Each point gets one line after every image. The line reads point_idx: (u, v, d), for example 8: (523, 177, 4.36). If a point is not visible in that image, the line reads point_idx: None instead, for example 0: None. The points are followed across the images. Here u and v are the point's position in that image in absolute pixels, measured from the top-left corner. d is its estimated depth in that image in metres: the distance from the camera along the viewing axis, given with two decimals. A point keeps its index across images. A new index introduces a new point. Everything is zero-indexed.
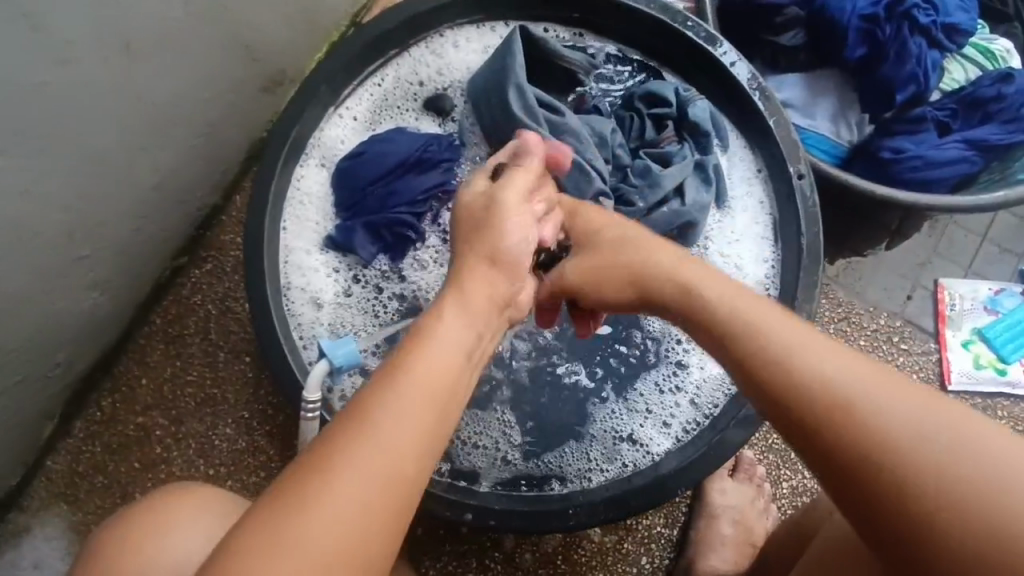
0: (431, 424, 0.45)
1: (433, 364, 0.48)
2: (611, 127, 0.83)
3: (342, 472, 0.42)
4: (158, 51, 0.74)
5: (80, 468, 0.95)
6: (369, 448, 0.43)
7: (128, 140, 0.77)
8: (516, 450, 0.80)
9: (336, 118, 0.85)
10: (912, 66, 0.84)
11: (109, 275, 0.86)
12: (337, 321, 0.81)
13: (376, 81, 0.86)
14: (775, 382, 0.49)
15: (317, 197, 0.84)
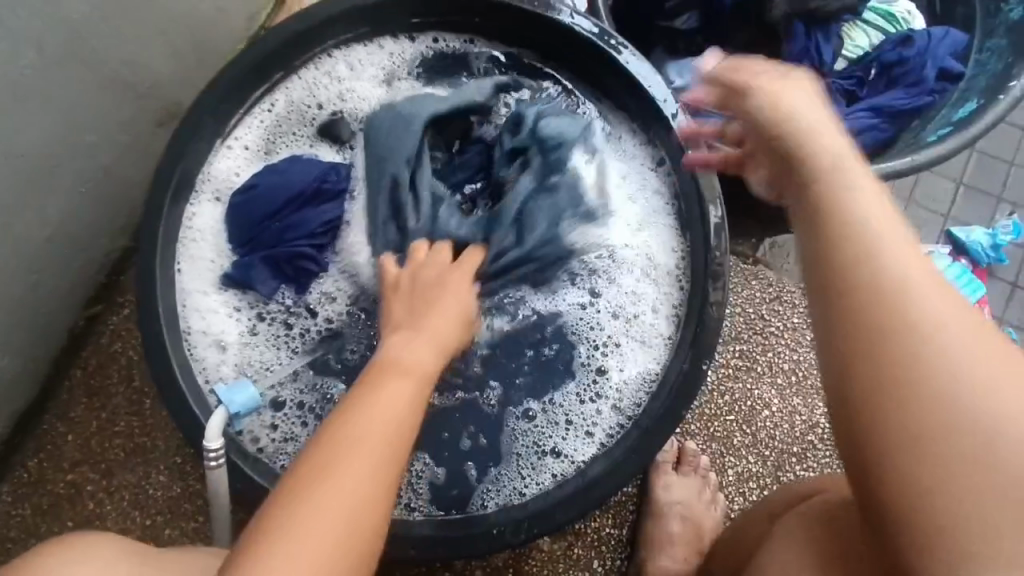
0: (378, 460, 0.50)
1: (379, 404, 0.52)
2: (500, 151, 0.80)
3: (321, 496, 0.47)
4: (19, 101, 0.71)
5: (11, 533, 0.92)
6: (327, 488, 0.48)
7: (3, 196, 0.75)
8: (433, 476, 0.77)
9: (228, 151, 0.82)
10: (802, 42, 0.84)
11: (9, 334, 0.83)
12: (243, 361, 0.79)
13: (266, 107, 0.84)
14: (857, 272, 0.47)
15: (211, 234, 0.81)
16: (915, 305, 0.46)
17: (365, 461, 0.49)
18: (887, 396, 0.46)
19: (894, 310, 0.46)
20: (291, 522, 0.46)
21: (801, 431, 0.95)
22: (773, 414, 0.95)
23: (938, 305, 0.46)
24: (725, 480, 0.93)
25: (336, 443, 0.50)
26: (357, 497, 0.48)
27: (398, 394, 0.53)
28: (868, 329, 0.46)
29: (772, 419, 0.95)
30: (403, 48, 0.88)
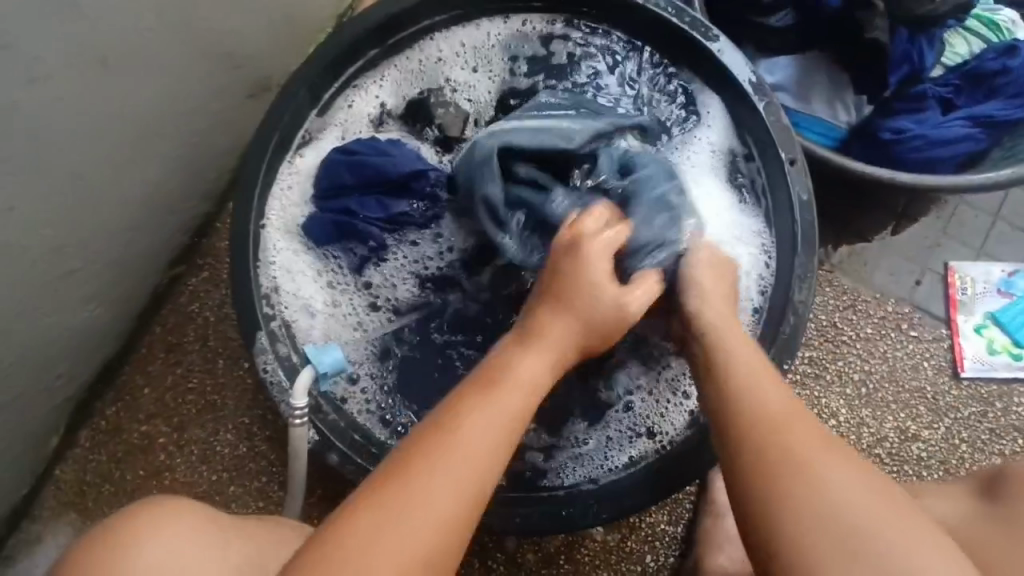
0: (469, 492, 0.51)
1: (479, 426, 0.54)
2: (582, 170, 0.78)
3: (414, 505, 0.49)
4: (135, 64, 0.75)
5: (87, 476, 0.97)
6: (431, 498, 0.49)
7: (110, 153, 0.78)
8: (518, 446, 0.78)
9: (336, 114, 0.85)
10: (904, 47, 0.83)
11: (104, 288, 0.87)
12: (328, 328, 0.82)
13: (377, 80, 0.86)
14: (782, 431, 0.55)
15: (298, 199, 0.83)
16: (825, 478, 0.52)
17: (467, 471, 0.51)
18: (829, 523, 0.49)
19: (761, 426, 0.56)
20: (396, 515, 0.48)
21: (868, 444, 0.93)
22: (840, 424, 0.93)
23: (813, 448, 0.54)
24: None
25: (447, 441, 0.52)
26: (449, 507, 0.49)
27: (500, 425, 0.55)
28: (758, 445, 0.55)
29: (839, 429, 0.93)
30: (512, 31, 0.88)
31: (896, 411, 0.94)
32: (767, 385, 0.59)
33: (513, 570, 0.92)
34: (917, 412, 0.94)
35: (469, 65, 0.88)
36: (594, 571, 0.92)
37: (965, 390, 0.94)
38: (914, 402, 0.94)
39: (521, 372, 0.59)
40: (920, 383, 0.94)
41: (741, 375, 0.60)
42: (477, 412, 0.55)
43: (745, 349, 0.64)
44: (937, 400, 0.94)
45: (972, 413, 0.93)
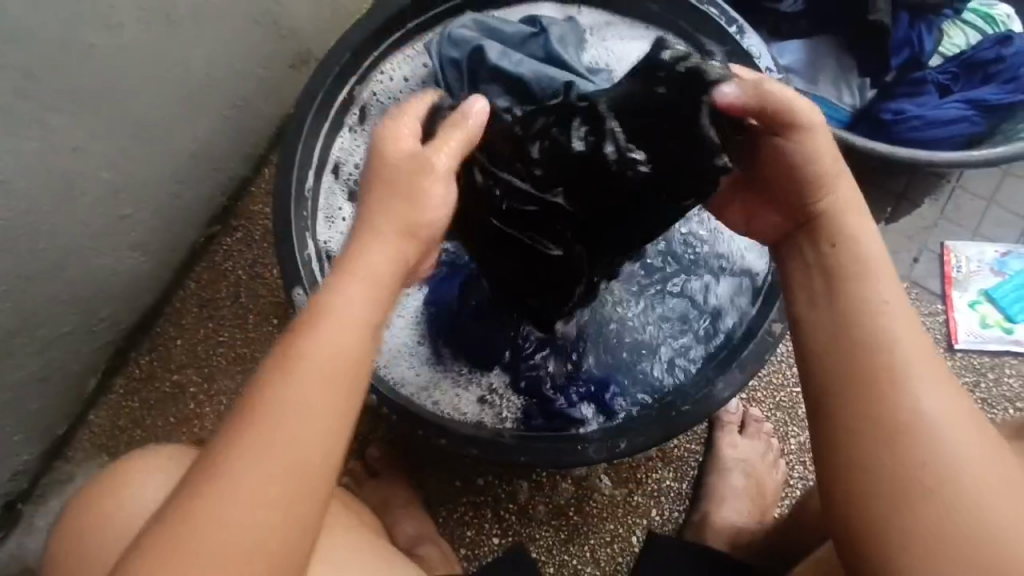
0: (327, 433, 0.48)
1: (326, 348, 0.49)
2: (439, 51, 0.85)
3: (263, 460, 0.46)
4: (195, 22, 0.80)
5: (120, 422, 1.01)
6: (270, 445, 0.46)
7: (166, 105, 0.83)
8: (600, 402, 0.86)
9: (333, 237, 0.89)
10: (904, 32, 0.90)
11: (150, 237, 0.92)
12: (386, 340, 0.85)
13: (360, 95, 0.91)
14: (858, 329, 0.55)
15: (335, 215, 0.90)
16: (895, 371, 0.52)
17: (292, 456, 0.46)
18: (887, 430, 0.50)
19: (884, 372, 0.52)
20: (220, 500, 0.44)
21: None
22: None
23: (931, 387, 0.51)
24: (786, 446, 0.98)
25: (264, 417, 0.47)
26: (291, 472, 0.46)
27: (355, 325, 0.51)
28: (874, 373, 0.53)
29: None
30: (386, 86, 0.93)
31: None
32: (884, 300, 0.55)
33: (523, 520, 0.96)
34: None
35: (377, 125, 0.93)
36: (602, 523, 0.96)
37: (959, 360, 0.99)
38: None
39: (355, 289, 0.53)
40: None
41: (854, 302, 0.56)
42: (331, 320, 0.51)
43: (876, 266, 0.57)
44: None
45: (965, 383, 0.98)
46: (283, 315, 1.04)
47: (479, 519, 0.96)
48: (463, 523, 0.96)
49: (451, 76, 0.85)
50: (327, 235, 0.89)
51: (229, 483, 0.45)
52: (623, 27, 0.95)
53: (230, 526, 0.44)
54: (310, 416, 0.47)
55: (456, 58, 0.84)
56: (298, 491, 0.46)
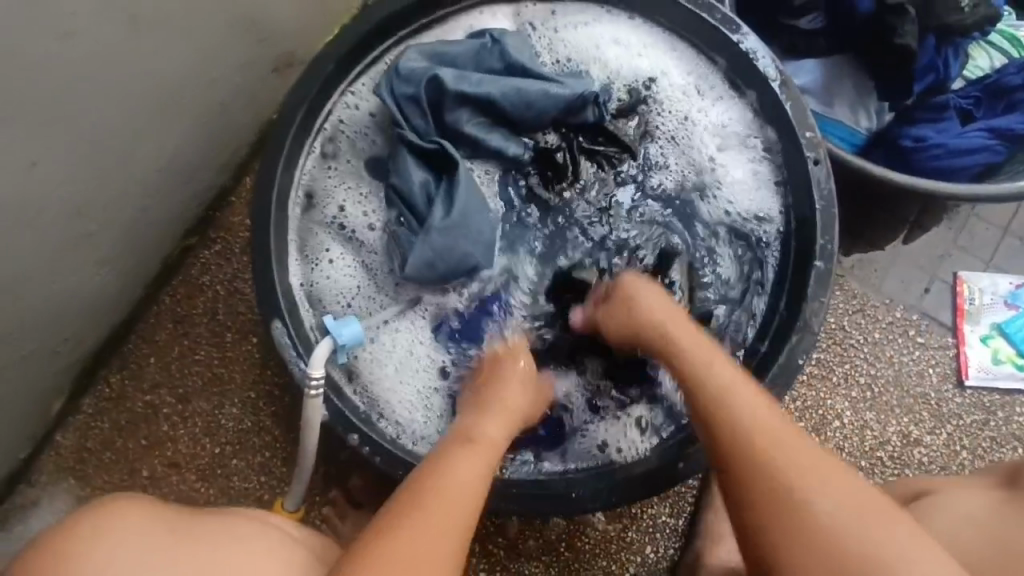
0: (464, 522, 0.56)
1: (466, 465, 0.61)
2: (388, 90, 0.81)
3: (420, 537, 0.53)
4: (167, 27, 0.74)
5: (88, 444, 0.96)
6: (422, 522, 0.55)
7: (134, 115, 0.77)
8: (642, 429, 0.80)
9: (321, 284, 0.83)
10: (930, 56, 0.84)
11: (119, 252, 0.87)
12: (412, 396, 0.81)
13: (321, 133, 0.84)
14: (721, 425, 0.61)
15: (326, 271, 0.83)
16: (774, 451, 0.57)
17: (445, 534, 0.54)
18: (768, 507, 0.55)
19: (779, 471, 0.56)
20: (385, 564, 0.51)
21: (871, 447, 0.94)
22: (844, 427, 0.94)
23: (779, 445, 0.58)
24: None
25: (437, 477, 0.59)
26: (442, 550, 0.54)
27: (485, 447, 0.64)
28: (749, 459, 0.58)
29: (843, 431, 0.94)
30: (354, 114, 0.85)
31: (900, 416, 0.95)
32: (733, 387, 0.63)
33: (513, 556, 0.92)
34: (920, 417, 0.95)
35: (358, 158, 0.85)
36: (593, 559, 0.92)
37: (968, 397, 0.95)
38: (918, 407, 0.95)
39: (486, 426, 0.67)
40: (924, 389, 0.95)
41: (709, 400, 0.63)
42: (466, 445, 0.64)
43: (719, 362, 0.66)
44: (940, 407, 0.95)
45: (974, 421, 0.95)
46: (263, 334, 0.99)
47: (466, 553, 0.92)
48: None
49: (410, 111, 0.81)
50: (312, 279, 0.83)
51: (389, 546, 0.53)
52: (571, 12, 0.88)
53: None
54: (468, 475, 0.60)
55: (413, 94, 0.81)
56: (442, 567, 0.53)
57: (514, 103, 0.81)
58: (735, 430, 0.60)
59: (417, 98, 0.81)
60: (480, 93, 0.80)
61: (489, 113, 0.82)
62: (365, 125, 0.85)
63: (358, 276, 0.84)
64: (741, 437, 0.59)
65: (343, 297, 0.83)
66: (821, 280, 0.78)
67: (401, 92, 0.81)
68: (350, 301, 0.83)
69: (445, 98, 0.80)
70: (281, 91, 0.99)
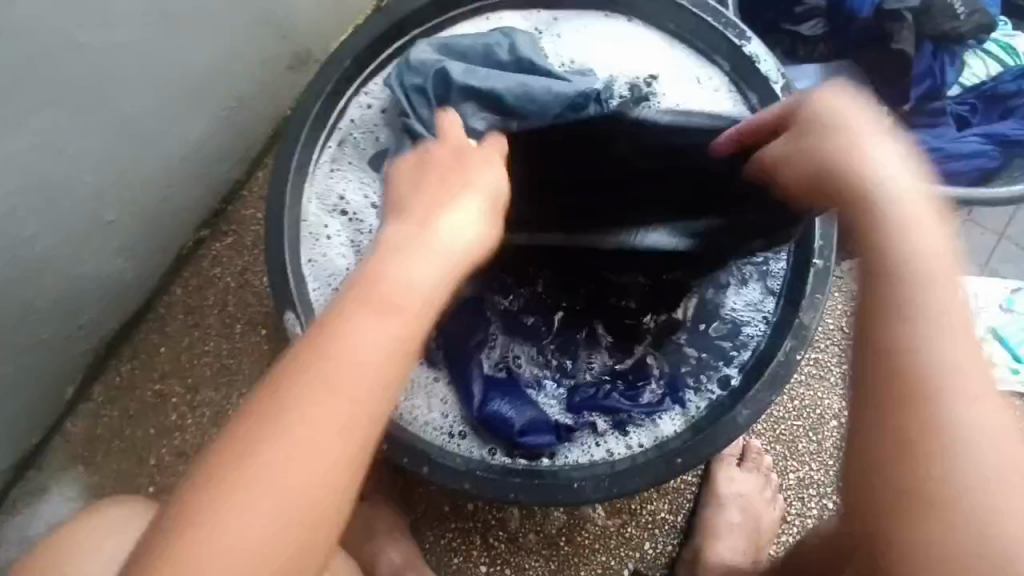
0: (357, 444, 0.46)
1: (353, 370, 0.46)
2: (399, 83, 0.82)
3: (288, 466, 0.45)
4: (192, 22, 0.77)
5: (98, 432, 0.97)
6: (281, 449, 0.45)
7: (157, 107, 0.79)
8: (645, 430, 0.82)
9: (318, 264, 0.84)
10: (926, 62, 0.86)
11: (136, 242, 0.89)
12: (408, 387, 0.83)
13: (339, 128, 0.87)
14: (893, 339, 0.48)
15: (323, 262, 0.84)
16: (920, 371, 0.46)
17: (319, 457, 0.45)
18: (871, 455, 0.47)
19: (932, 401, 0.45)
20: (247, 484, 0.44)
21: None
22: (841, 426, 0.96)
23: (918, 367, 0.46)
24: (785, 482, 0.95)
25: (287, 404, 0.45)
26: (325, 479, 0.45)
27: (371, 357, 0.47)
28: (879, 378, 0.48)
29: (840, 430, 0.95)
30: (365, 113, 0.88)
31: None
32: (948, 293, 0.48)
33: (513, 549, 0.93)
34: None
35: (363, 147, 0.87)
36: (593, 554, 0.93)
37: None
38: None
39: (366, 327, 0.48)
40: None
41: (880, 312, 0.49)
42: (349, 355, 0.47)
43: (940, 261, 0.50)
44: None
45: None
46: (272, 326, 1.01)
47: (467, 545, 0.93)
48: (451, 549, 0.93)
49: (418, 104, 0.82)
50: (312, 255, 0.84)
51: (244, 474, 0.44)
52: (572, 17, 0.90)
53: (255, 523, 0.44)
54: (325, 415, 0.45)
55: (420, 84, 0.81)
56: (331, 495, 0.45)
57: (517, 97, 0.77)
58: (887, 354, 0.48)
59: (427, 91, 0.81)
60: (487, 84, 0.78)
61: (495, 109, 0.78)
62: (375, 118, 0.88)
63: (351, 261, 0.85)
64: (901, 371, 0.47)
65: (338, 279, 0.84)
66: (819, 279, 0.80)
67: (413, 87, 0.81)
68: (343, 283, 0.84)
69: (455, 93, 0.79)
70: (296, 89, 1.02)
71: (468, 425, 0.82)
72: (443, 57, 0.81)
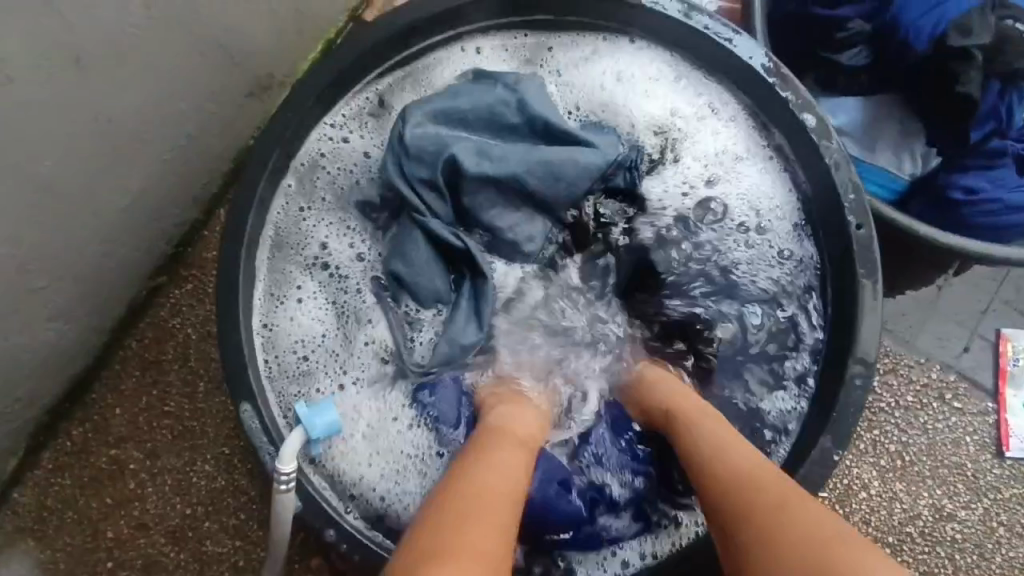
0: (500, 531, 0.49)
1: (486, 473, 0.54)
2: (402, 171, 0.72)
3: (463, 545, 0.46)
4: (119, 61, 0.64)
5: (48, 503, 0.88)
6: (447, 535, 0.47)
7: (84, 159, 0.68)
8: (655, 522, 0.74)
9: (283, 331, 0.75)
10: (990, 102, 0.73)
11: (75, 304, 0.78)
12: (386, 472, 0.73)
13: (303, 168, 0.76)
14: (723, 484, 0.56)
15: (288, 326, 0.75)
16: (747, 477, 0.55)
17: (487, 538, 0.47)
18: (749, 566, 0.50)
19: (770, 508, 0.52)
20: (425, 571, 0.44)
21: (900, 521, 0.86)
22: (871, 498, 0.86)
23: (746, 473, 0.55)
24: None
25: (458, 531, 0.47)
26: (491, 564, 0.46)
27: (506, 474, 0.55)
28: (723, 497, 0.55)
29: (870, 503, 0.86)
30: (338, 148, 0.77)
31: (932, 488, 0.87)
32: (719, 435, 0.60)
33: None
34: (954, 490, 0.87)
35: (334, 185, 0.77)
36: None
37: (1009, 470, 0.87)
38: (951, 478, 0.87)
39: (500, 455, 0.58)
40: (959, 459, 0.87)
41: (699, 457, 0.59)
42: (478, 468, 0.55)
43: (737, 445, 0.59)
44: (977, 479, 0.87)
45: (1013, 495, 0.87)
46: None
47: None
48: None
49: (427, 198, 0.72)
50: (272, 320, 0.75)
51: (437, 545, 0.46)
52: (570, 46, 0.78)
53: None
54: (474, 523, 0.48)
55: (427, 178, 0.72)
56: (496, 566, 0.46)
57: (540, 182, 0.72)
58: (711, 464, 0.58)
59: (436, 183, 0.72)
60: (506, 173, 0.71)
61: (516, 198, 0.73)
62: (353, 163, 0.77)
63: (323, 326, 0.75)
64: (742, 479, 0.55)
65: (305, 347, 0.75)
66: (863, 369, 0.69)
67: (415, 177, 0.72)
68: (310, 353, 0.75)
69: (468, 184, 0.71)
70: (258, 117, 0.89)
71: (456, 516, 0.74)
72: (443, 130, 0.72)
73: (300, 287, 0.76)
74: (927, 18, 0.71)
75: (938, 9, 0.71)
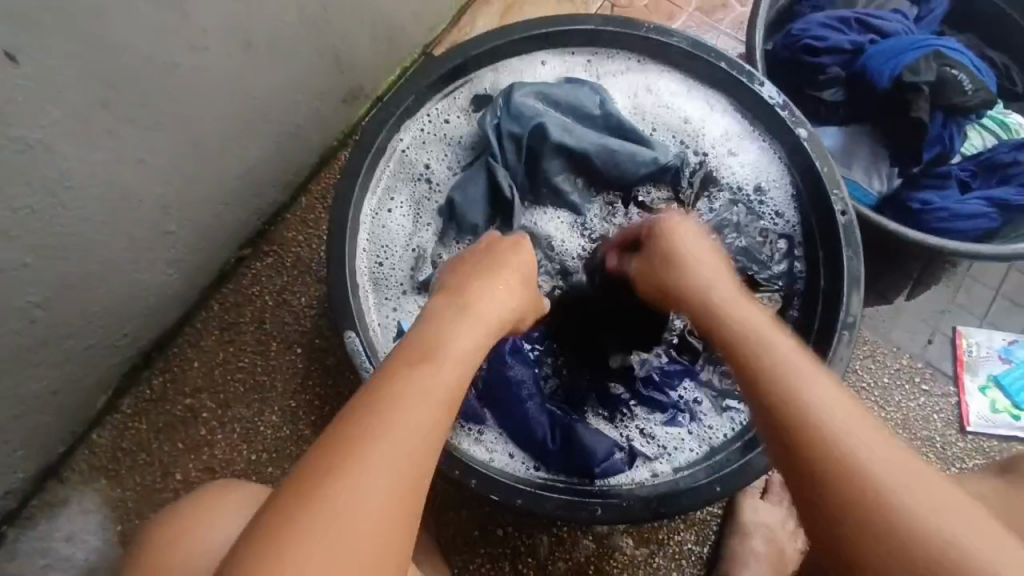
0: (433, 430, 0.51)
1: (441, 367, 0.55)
2: (495, 126, 0.93)
3: (393, 436, 0.48)
4: (270, 50, 0.81)
5: (123, 445, 0.96)
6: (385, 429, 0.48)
7: (229, 128, 0.83)
8: (679, 457, 0.86)
9: (380, 231, 0.93)
10: (938, 129, 0.95)
11: (187, 255, 0.90)
12: None
13: (415, 128, 0.95)
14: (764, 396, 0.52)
15: (376, 242, 0.93)
16: (811, 412, 0.48)
17: (419, 431, 0.50)
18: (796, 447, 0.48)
19: (824, 426, 0.47)
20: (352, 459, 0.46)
21: None
22: None
23: (831, 411, 0.48)
24: None
25: (378, 425, 0.49)
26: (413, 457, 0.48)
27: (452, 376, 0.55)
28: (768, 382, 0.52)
29: None
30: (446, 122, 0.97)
31: None
32: (777, 344, 0.56)
33: None
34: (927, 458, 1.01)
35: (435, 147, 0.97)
36: None
37: (969, 442, 1.02)
38: (924, 449, 1.02)
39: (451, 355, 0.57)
40: (930, 433, 1.02)
41: (754, 340, 0.57)
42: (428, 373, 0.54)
43: (750, 315, 0.61)
44: (945, 450, 1.02)
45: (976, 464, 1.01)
46: (307, 345, 1.01)
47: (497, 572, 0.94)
48: None
49: (508, 150, 0.93)
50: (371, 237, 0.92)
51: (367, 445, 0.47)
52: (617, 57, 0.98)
53: (359, 495, 0.45)
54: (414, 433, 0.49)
55: (516, 135, 0.92)
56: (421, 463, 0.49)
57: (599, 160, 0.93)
58: (779, 385, 0.51)
59: (519, 141, 0.93)
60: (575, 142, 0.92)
61: (577, 167, 0.94)
62: (456, 135, 0.97)
63: (409, 232, 0.95)
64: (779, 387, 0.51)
65: (386, 252, 0.93)
66: (847, 333, 0.83)
67: (508, 133, 0.92)
68: (391, 255, 0.93)
69: (546, 146, 0.92)
70: (347, 121, 1.05)
71: (510, 445, 0.86)
72: (541, 106, 0.93)
73: (395, 197, 0.95)
74: (886, 65, 0.93)
75: (897, 58, 0.93)
